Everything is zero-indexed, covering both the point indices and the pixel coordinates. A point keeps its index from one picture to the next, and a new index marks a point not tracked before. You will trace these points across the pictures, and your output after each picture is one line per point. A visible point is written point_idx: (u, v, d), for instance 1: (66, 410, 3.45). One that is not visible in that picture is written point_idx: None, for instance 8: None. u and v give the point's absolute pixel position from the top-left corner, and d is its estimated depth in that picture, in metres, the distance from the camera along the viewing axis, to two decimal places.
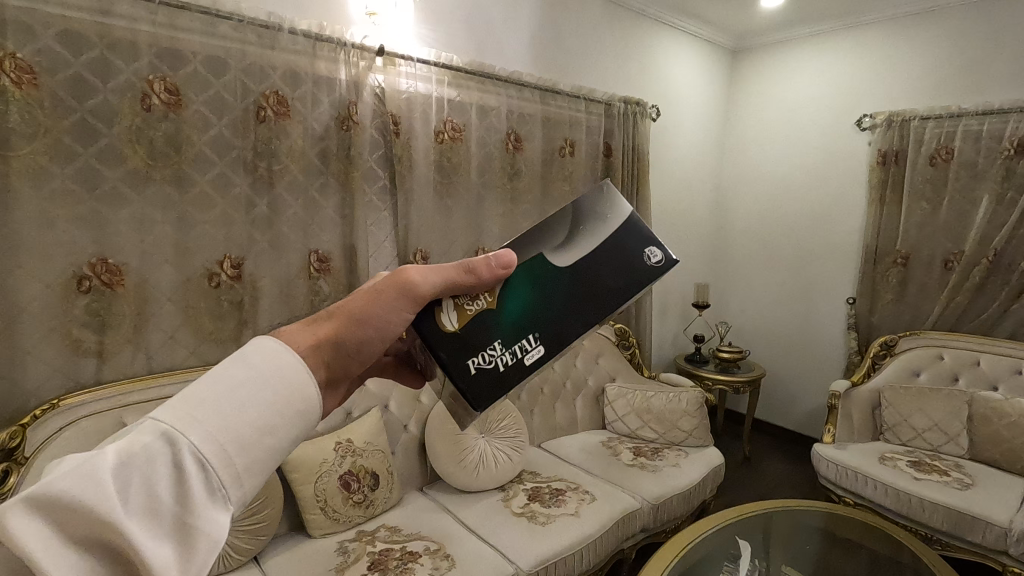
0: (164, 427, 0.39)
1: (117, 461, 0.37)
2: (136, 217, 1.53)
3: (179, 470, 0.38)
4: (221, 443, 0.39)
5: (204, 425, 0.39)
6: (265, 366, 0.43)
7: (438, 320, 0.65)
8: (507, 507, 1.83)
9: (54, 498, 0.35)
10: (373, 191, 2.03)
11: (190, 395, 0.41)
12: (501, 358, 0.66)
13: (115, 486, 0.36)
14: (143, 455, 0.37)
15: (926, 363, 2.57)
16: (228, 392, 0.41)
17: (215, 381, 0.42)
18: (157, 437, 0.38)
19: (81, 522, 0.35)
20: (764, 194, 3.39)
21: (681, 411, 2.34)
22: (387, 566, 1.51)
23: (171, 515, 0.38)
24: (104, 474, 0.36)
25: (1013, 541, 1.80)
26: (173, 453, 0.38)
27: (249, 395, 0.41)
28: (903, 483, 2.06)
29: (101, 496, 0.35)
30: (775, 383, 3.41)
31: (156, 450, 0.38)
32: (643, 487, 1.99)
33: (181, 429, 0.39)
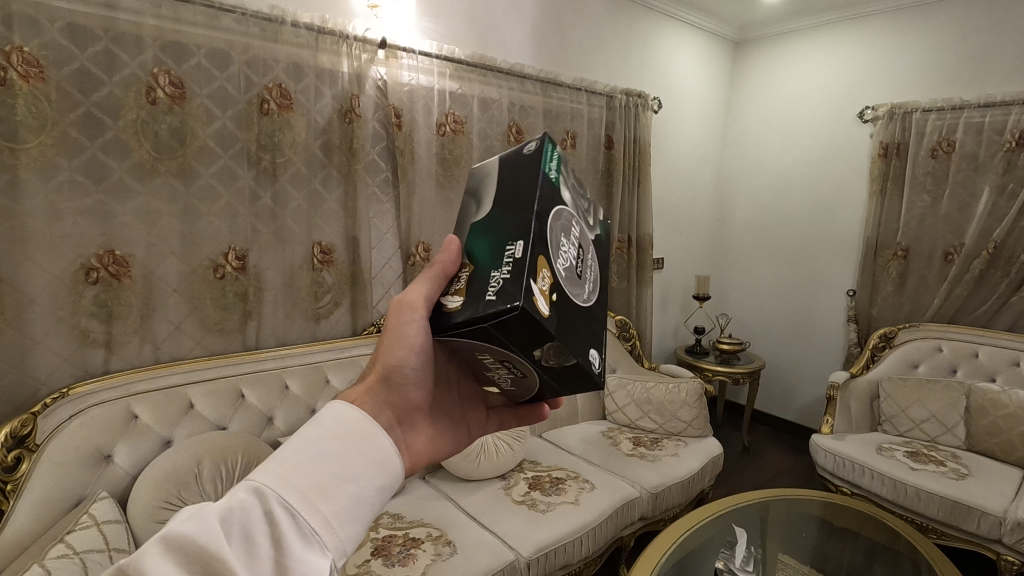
0: (259, 481, 0.44)
1: (223, 511, 0.42)
2: (142, 209, 1.55)
3: (272, 517, 0.43)
4: (304, 490, 0.44)
5: (290, 476, 0.44)
6: (338, 424, 0.50)
7: (443, 309, 0.56)
8: (508, 496, 1.86)
9: (178, 542, 0.40)
10: (376, 183, 2.04)
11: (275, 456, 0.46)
12: (501, 274, 0.53)
13: (223, 531, 0.41)
14: (241, 506, 0.42)
15: (924, 355, 2.59)
16: (306, 449, 0.47)
17: (295, 441, 0.47)
18: (249, 490, 0.43)
19: (198, 562, 0.40)
20: (765, 186, 3.40)
21: (680, 401, 2.36)
22: (390, 552, 1.54)
23: (268, 559, 0.42)
24: (214, 521, 0.41)
25: (1007, 529, 1.82)
26: (266, 501, 0.43)
27: (324, 449, 0.47)
28: (899, 473, 2.09)
29: (212, 538, 0.40)
30: (774, 375, 3.44)
31: (249, 501, 0.43)
32: (642, 476, 2.02)
33: (271, 483, 0.44)
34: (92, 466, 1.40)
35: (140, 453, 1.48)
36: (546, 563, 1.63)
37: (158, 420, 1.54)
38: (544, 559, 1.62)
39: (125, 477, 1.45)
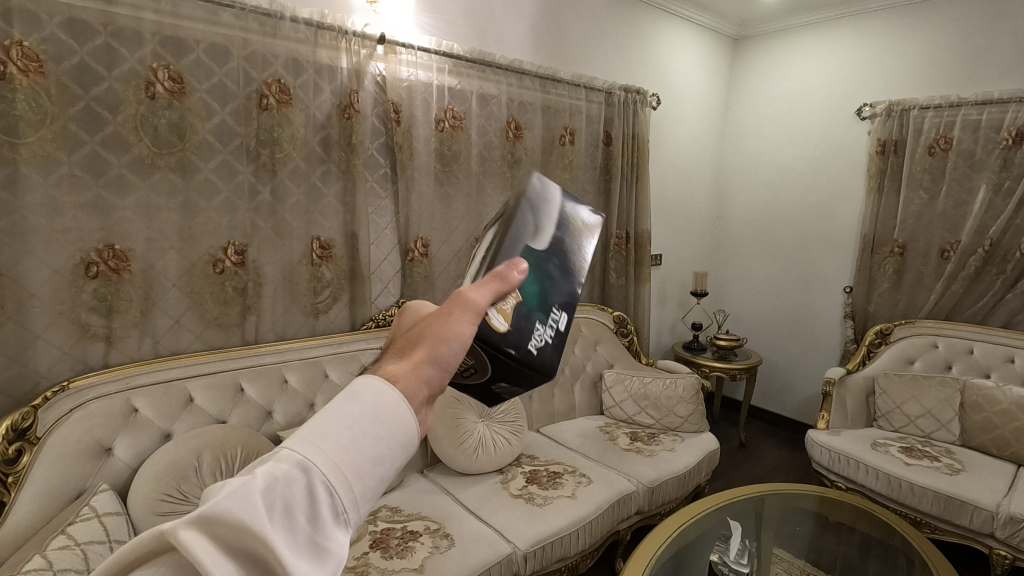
0: (301, 453, 0.34)
1: (260, 485, 0.32)
2: (141, 204, 1.56)
3: (319, 501, 0.33)
4: (356, 470, 0.34)
5: (341, 452, 0.34)
6: (388, 392, 0.37)
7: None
8: (506, 489, 1.87)
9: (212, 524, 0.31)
10: (375, 179, 2.05)
11: (320, 420, 0.36)
12: (544, 335, 0.50)
13: (263, 515, 0.31)
14: (283, 482, 0.32)
15: (919, 351, 2.61)
16: (357, 416, 0.36)
17: (342, 403, 0.37)
18: (292, 463, 0.33)
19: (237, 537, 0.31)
20: (763, 182, 3.41)
21: (677, 396, 2.38)
22: (388, 544, 1.55)
23: (312, 550, 0.32)
24: (251, 498, 0.31)
25: (999, 524, 1.84)
26: (313, 480, 0.33)
27: (376, 421, 0.36)
28: (894, 468, 2.10)
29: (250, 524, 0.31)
30: (772, 371, 3.45)
31: (293, 477, 0.33)
32: (639, 471, 2.04)
33: (316, 454, 0.34)
34: (92, 458, 1.41)
35: (139, 446, 1.49)
36: (543, 556, 1.65)
37: (158, 414, 1.55)
38: (541, 552, 1.64)
39: (126, 470, 1.46)
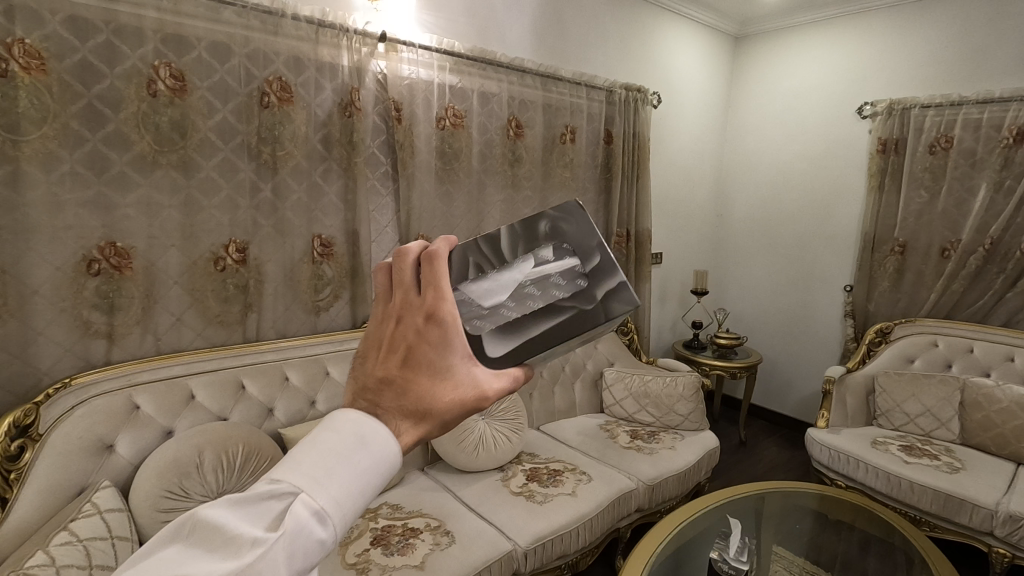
0: (316, 510, 0.41)
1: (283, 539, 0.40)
2: (143, 202, 1.57)
3: (329, 539, 0.42)
4: (355, 512, 0.44)
5: (344, 502, 0.43)
6: (383, 449, 0.45)
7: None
8: (506, 487, 1.88)
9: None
10: (375, 177, 2.05)
11: (321, 463, 0.43)
12: None
13: (286, 563, 0.40)
14: (305, 534, 0.41)
15: (919, 350, 2.61)
16: (356, 470, 0.44)
17: (343, 452, 0.44)
18: (310, 521, 0.41)
19: None
20: (764, 181, 3.41)
21: (678, 395, 2.38)
22: (389, 541, 1.56)
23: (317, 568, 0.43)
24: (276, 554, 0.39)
25: (999, 522, 1.84)
26: (322, 528, 0.41)
27: (371, 475, 0.44)
28: (894, 466, 2.11)
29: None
30: (772, 370, 3.46)
31: (309, 528, 0.41)
32: (638, 469, 2.04)
33: (329, 511, 0.42)
34: (94, 455, 1.42)
35: (141, 443, 1.50)
36: (544, 554, 1.65)
37: (160, 411, 1.55)
38: (541, 550, 1.64)
39: (128, 467, 1.46)
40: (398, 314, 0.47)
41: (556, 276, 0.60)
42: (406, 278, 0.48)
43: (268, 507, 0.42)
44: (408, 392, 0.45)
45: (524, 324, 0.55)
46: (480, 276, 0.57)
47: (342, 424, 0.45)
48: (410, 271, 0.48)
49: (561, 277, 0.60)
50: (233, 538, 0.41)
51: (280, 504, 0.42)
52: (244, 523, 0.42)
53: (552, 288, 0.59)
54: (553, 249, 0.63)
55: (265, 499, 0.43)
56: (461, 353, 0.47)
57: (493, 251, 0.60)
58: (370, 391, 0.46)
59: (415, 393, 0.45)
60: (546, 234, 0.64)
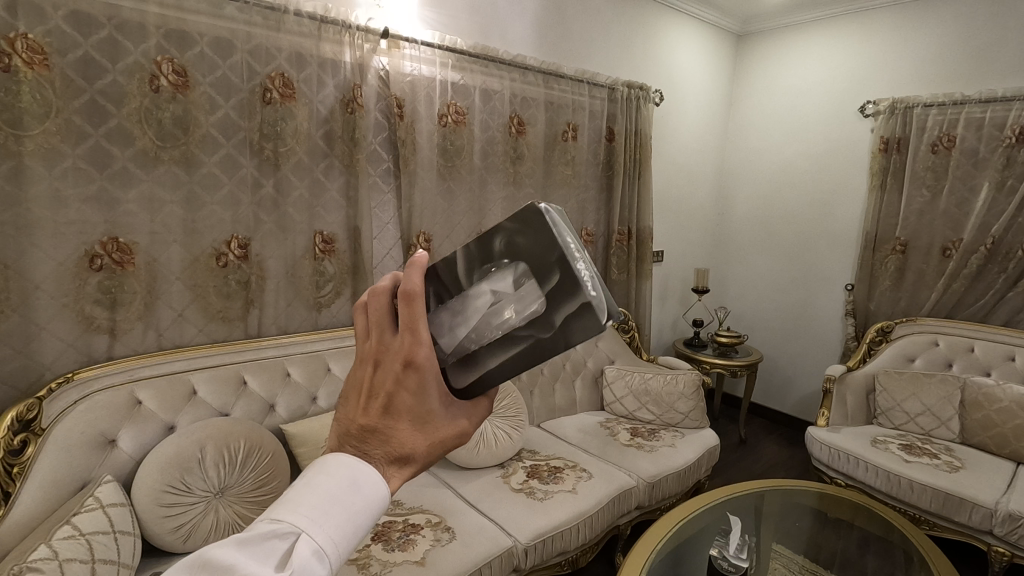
0: (318, 548, 0.43)
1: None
2: (145, 197, 1.57)
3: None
4: (351, 548, 0.46)
5: (340, 540, 0.45)
6: (374, 488, 0.47)
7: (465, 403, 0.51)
8: (506, 483, 1.88)
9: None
10: (378, 173, 2.05)
11: (318, 505, 0.45)
12: None
13: None
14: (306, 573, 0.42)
15: (920, 349, 2.61)
16: (350, 510, 0.46)
17: (337, 493, 0.46)
18: (312, 558, 0.43)
19: None
20: (765, 180, 3.41)
21: (678, 392, 2.38)
22: (390, 537, 1.57)
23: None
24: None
25: (998, 521, 1.85)
26: (323, 567, 0.44)
27: (362, 514, 0.47)
28: (894, 465, 2.11)
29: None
30: (772, 368, 3.46)
31: (311, 566, 0.43)
32: (639, 466, 2.05)
33: (327, 548, 0.44)
34: (96, 450, 1.42)
35: (144, 438, 1.50)
36: (543, 550, 1.66)
37: (162, 406, 1.55)
38: (541, 546, 1.65)
39: (129, 461, 1.47)
40: (376, 359, 0.47)
41: (502, 305, 0.47)
42: (379, 319, 0.46)
43: (268, 546, 0.44)
44: (391, 438, 0.48)
45: (478, 358, 0.48)
46: (436, 308, 0.49)
47: (337, 468, 0.47)
48: (383, 311, 0.46)
49: (514, 304, 0.47)
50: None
51: (280, 543, 0.44)
52: (246, 563, 0.43)
53: (503, 316, 0.47)
54: (509, 273, 0.47)
55: (265, 537, 0.44)
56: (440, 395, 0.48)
57: (436, 279, 0.49)
58: (355, 437, 0.49)
59: (395, 439, 0.47)
60: (504, 253, 0.48)
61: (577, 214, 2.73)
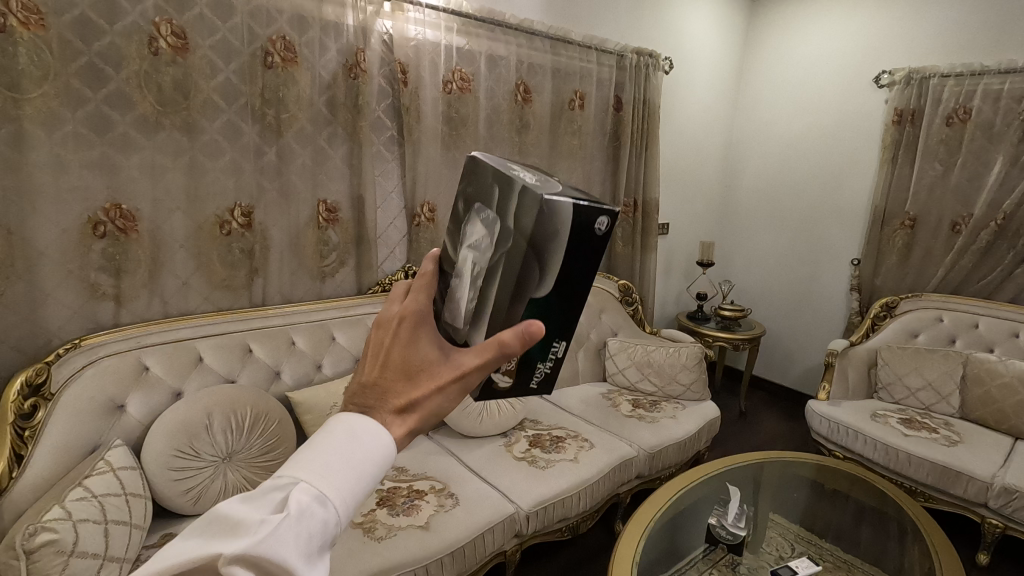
0: (318, 493, 0.43)
1: (291, 519, 0.41)
2: (147, 164, 1.55)
3: (329, 526, 0.43)
4: (355, 495, 0.45)
5: (343, 485, 0.44)
6: (375, 441, 0.47)
7: (490, 386, 0.63)
8: (509, 452, 1.91)
9: (257, 556, 0.39)
10: (381, 141, 2.02)
11: (318, 455, 0.45)
12: (542, 369, 0.63)
13: (293, 539, 0.40)
14: (307, 514, 0.41)
15: (925, 325, 2.60)
16: (352, 458, 0.46)
17: (337, 445, 0.46)
18: (313, 498, 0.42)
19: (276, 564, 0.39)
20: (775, 152, 3.35)
21: (680, 365, 2.39)
22: (395, 502, 1.60)
23: (329, 546, 0.44)
24: (286, 531, 0.40)
25: (993, 494, 1.87)
26: (325, 510, 0.43)
27: (363, 464, 0.46)
28: (893, 439, 2.13)
29: (289, 554, 0.40)
30: (774, 342, 3.47)
31: (312, 508, 0.42)
32: (640, 436, 2.07)
33: (330, 492, 0.43)
34: (106, 414, 1.44)
35: (152, 404, 1.52)
36: (545, 516, 1.70)
37: (169, 372, 1.57)
38: (542, 512, 1.69)
39: (138, 426, 1.49)
40: (378, 326, 0.54)
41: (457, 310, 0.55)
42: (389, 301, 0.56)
43: (267, 497, 0.43)
44: (388, 387, 0.50)
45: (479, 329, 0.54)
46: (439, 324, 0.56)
47: (338, 426, 0.48)
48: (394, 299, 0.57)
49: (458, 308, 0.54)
50: (240, 525, 0.41)
51: (280, 494, 0.43)
52: (248, 511, 0.42)
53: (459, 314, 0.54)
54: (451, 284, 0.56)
55: (268, 489, 0.43)
56: (437, 347, 0.52)
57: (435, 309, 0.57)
58: (359, 393, 0.51)
59: (394, 385, 0.50)
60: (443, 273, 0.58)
61: (583, 185, 2.70)
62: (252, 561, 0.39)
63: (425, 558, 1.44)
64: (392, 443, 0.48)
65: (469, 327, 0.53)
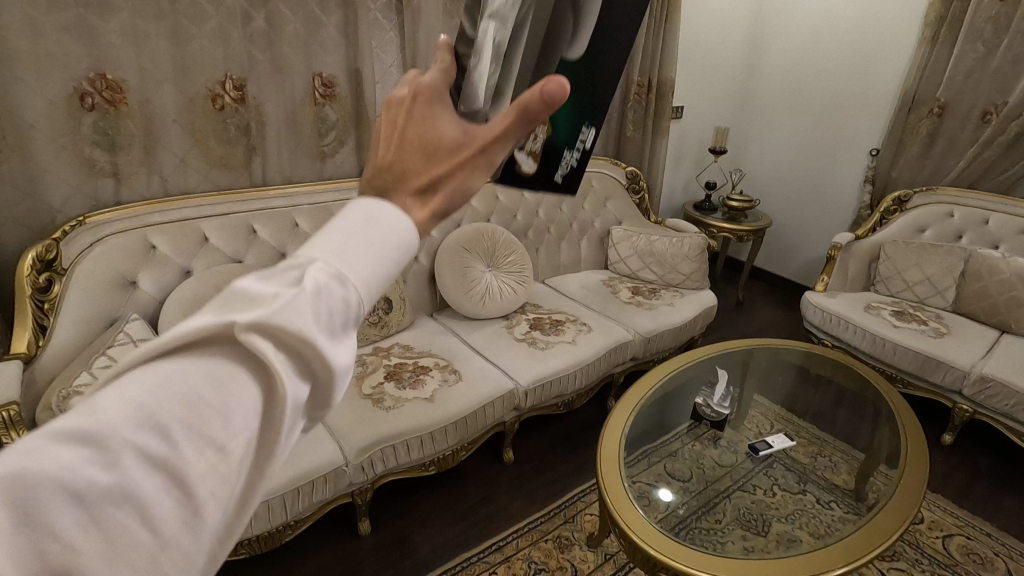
0: (338, 268, 0.32)
1: (309, 293, 0.30)
2: (127, 28, 1.44)
3: (353, 306, 0.32)
4: (380, 283, 0.34)
5: (367, 261, 0.34)
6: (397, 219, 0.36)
7: (514, 170, 0.54)
8: (510, 333, 1.99)
9: (273, 323, 0.28)
10: (378, 7, 1.85)
11: (334, 235, 0.34)
12: (570, 159, 0.60)
13: (312, 312, 0.30)
14: (326, 290, 0.31)
15: (933, 220, 2.57)
16: (375, 235, 0.35)
17: (357, 225, 0.35)
18: (330, 274, 0.32)
19: (294, 338, 0.29)
20: (805, 27, 3.08)
21: (682, 254, 2.41)
22: (402, 376, 1.70)
23: (350, 341, 0.33)
24: (305, 305, 0.30)
25: (969, 382, 1.97)
26: (347, 292, 0.32)
27: (388, 241, 0.35)
28: (882, 329, 2.20)
29: (311, 330, 0.29)
30: (779, 234, 3.45)
31: (331, 286, 0.31)
32: (637, 322, 2.14)
33: (353, 269, 0.33)
34: (120, 290, 1.49)
35: (164, 280, 1.56)
36: (542, 393, 1.82)
37: (176, 251, 1.59)
38: (540, 389, 1.80)
39: (152, 302, 1.55)
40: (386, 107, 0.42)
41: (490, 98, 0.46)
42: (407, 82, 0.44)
43: (275, 273, 0.32)
44: (400, 166, 0.39)
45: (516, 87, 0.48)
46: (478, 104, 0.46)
47: (352, 208, 0.36)
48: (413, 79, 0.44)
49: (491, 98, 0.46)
50: (241, 299, 0.30)
51: (293, 269, 0.32)
52: (254, 285, 0.31)
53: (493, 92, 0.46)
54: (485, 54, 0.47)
55: (272, 268, 0.32)
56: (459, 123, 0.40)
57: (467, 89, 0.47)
58: (372, 180, 0.39)
59: (400, 159, 0.39)
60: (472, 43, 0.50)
61: None
62: (269, 333, 0.28)
63: (430, 426, 1.57)
64: (414, 228, 0.37)
65: (491, 105, 0.46)
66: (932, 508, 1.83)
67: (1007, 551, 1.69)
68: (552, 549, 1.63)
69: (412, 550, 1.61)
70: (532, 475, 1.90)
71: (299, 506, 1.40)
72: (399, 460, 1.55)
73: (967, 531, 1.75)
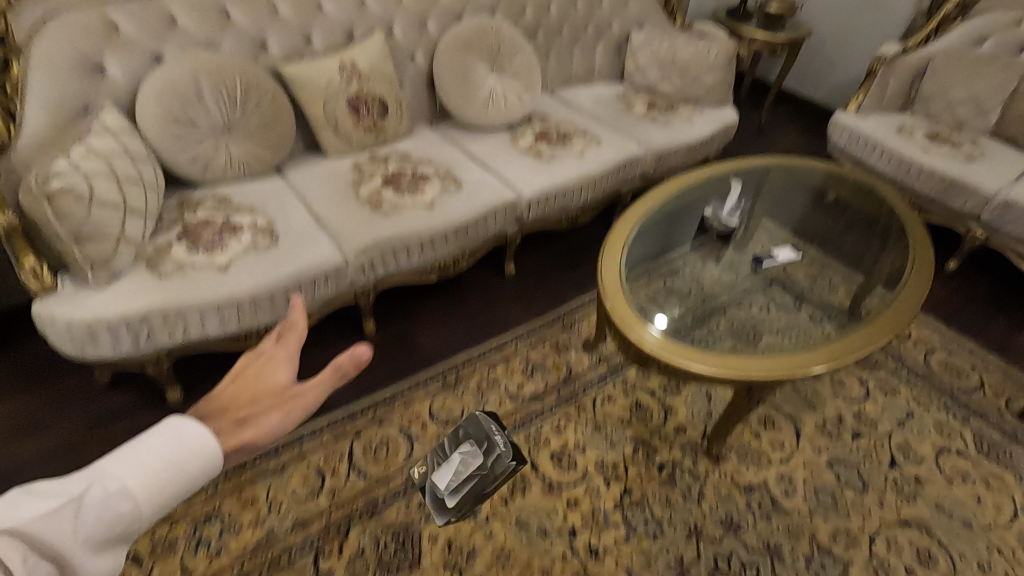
0: (114, 491, 0.46)
1: (76, 516, 0.44)
2: None
3: (128, 517, 0.46)
4: (160, 492, 0.48)
5: (150, 484, 0.48)
6: (185, 450, 0.50)
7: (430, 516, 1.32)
8: (514, 145, 1.87)
9: (22, 535, 0.42)
10: None
11: (126, 454, 0.48)
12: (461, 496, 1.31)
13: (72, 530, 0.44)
14: (101, 511, 0.45)
15: (998, 29, 2.26)
16: (163, 460, 0.49)
17: (150, 449, 0.49)
18: (104, 496, 0.45)
19: (46, 543, 0.42)
20: None
21: (708, 64, 2.17)
22: (400, 183, 1.64)
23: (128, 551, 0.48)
24: (68, 521, 0.44)
25: (989, 208, 1.89)
26: (120, 509, 0.46)
27: (173, 467, 0.49)
28: (910, 152, 2.06)
29: (80, 556, 0.44)
30: (817, 50, 3.10)
31: (107, 505, 0.45)
32: (650, 137, 2.01)
33: (129, 493, 0.47)
34: (87, 75, 1.37)
35: (135, 67, 1.43)
36: (546, 206, 1.77)
37: (144, 31, 1.43)
38: (543, 201, 1.75)
39: (126, 93, 1.43)
40: None
41: None
42: None
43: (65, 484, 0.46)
44: None
45: None
46: None
47: (158, 430, 0.50)
48: None
49: None
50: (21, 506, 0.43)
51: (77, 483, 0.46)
52: (39, 497, 0.44)
53: None
54: None
55: (76, 471, 0.47)
56: None
57: None
58: None
59: None
60: None
61: None
62: (20, 540, 0.42)
63: (430, 232, 1.54)
64: (213, 449, 0.51)
65: None
66: (921, 327, 1.87)
67: (985, 365, 1.76)
68: (549, 351, 1.71)
69: (415, 349, 1.69)
70: (533, 287, 1.93)
71: (303, 301, 1.43)
72: (400, 264, 1.55)
73: (950, 348, 1.81)
